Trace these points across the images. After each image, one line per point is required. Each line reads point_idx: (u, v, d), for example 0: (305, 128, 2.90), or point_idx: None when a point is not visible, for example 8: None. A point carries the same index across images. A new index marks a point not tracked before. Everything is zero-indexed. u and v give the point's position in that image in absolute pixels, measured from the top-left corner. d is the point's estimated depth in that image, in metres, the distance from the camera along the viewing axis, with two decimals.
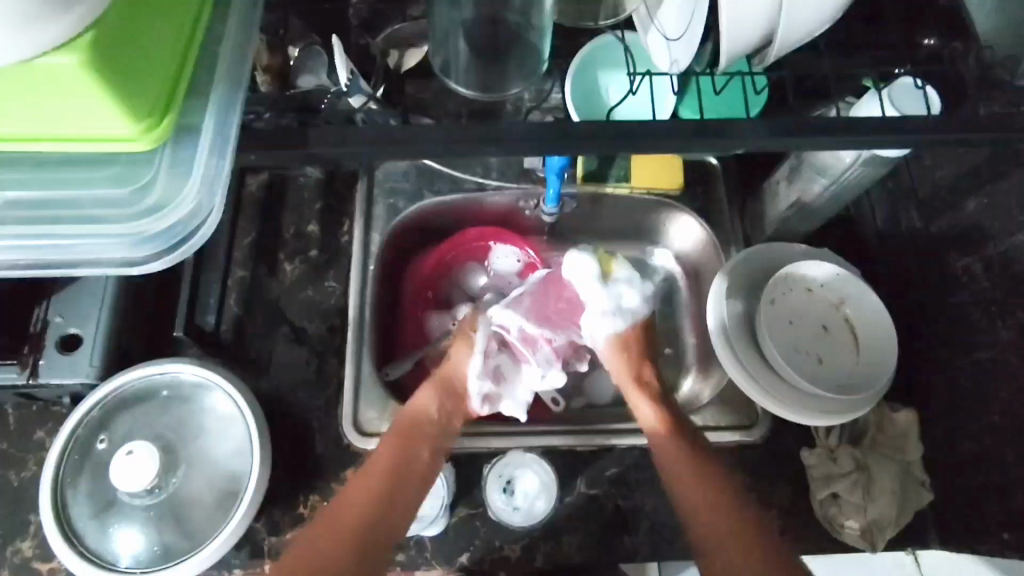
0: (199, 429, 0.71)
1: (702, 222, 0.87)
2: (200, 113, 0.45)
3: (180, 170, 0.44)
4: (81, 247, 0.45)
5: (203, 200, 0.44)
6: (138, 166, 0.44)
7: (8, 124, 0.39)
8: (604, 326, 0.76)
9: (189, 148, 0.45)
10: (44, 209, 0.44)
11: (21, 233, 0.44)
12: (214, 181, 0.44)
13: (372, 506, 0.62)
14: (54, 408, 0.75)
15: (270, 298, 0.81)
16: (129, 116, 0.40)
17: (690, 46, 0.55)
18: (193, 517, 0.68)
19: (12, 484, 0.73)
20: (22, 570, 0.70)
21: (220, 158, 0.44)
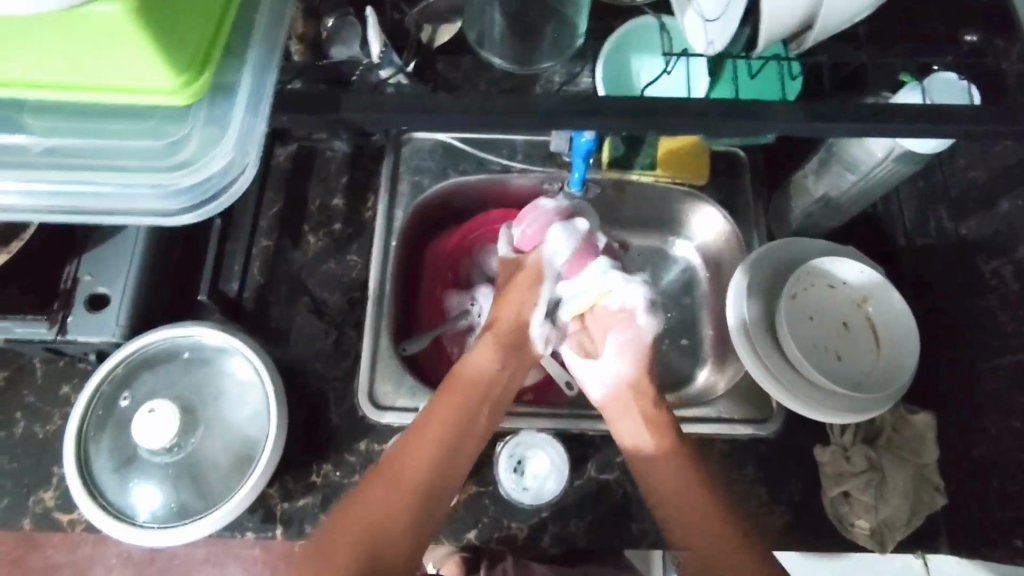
0: (219, 391, 0.73)
1: (727, 215, 0.86)
2: (236, 72, 0.46)
3: (214, 126, 0.45)
4: (120, 194, 0.46)
5: (237, 156, 0.45)
6: (174, 120, 0.45)
7: (54, 72, 0.40)
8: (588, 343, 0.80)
9: (224, 106, 0.45)
10: (83, 159, 0.45)
11: (62, 180, 0.45)
12: (248, 139, 0.45)
13: (432, 462, 0.66)
14: (80, 364, 0.77)
15: (292, 269, 0.82)
16: (171, 71, 0.40)
17: (727, 27, 0.54)
18: (209, 477, 0.70)
19: (37, 437, 0.75)
20: (43, 519, 0.72)
21: (255, 117, 0.45)
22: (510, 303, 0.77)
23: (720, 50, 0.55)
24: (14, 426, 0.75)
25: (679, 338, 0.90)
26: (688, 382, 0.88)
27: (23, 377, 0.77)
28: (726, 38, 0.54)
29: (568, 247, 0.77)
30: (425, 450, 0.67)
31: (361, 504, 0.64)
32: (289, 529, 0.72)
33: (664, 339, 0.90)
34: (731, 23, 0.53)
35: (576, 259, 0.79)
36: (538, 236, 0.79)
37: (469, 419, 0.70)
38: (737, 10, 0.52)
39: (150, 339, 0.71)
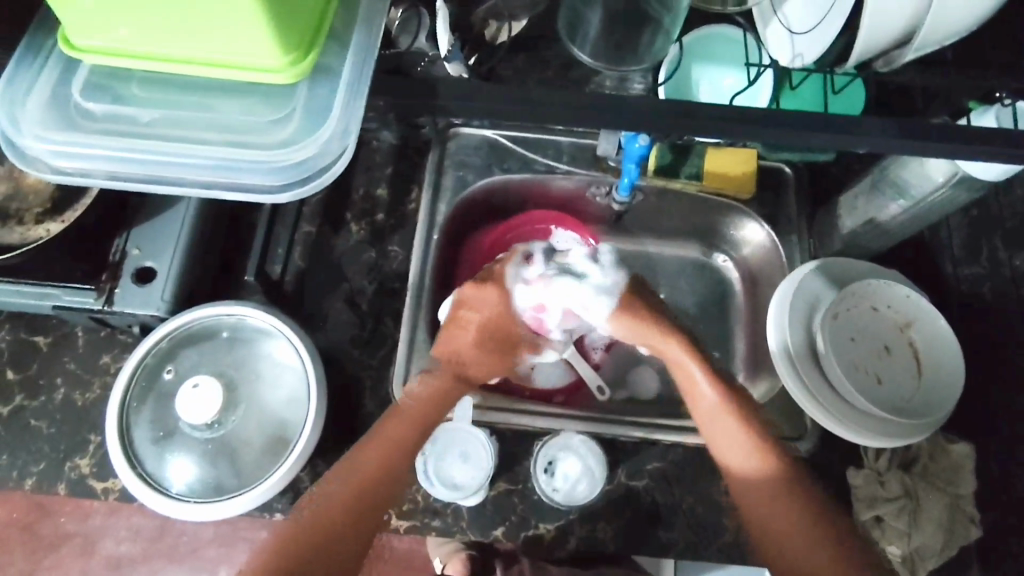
0: (260, 372, 0.73)
1: (770, 230, 0.85)
2: (337, 56, 0.46)
3: (314, 108, 0.46)
4: (210, 169, 0.46)
5: (335, 140, 0.45)
6: (274, 99, 0.46)
7: (164, 46, 0.40)
8: (597, 310, 0.70)
9: (325, 89, 0.46)
10: (184, 130, 0.45)
11: (160, 149, 0.45)
12: (348, 123, 0.45)
13: (409, 441, 0.66)
14: (121, 336, 0.78)
15: (333, 254, 0.82)
16: (282, 50, 0.40)
17: (818, 42, 0.58)
18: (245, 456, 0.70)
19: (75, 404, 0.76)
20: (78, 485, 0.73)
21: (354, 103, 0.45)
22: (455, 330, 0.70)
23: (808, 64, 0.59)
24: (53, 392, 0.76)
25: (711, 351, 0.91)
26: None
27: (64, 345, 0.78)
28: (816, 52, 0.58)
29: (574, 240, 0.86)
30: (401, 425, 0.66)
31: (342, 478, 0.63)
32: None
33: None
34: (824, 37, 0.57)
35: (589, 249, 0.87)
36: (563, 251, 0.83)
37: (446, 398, 0.69)
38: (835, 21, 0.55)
39: (197, 315, 0.72)
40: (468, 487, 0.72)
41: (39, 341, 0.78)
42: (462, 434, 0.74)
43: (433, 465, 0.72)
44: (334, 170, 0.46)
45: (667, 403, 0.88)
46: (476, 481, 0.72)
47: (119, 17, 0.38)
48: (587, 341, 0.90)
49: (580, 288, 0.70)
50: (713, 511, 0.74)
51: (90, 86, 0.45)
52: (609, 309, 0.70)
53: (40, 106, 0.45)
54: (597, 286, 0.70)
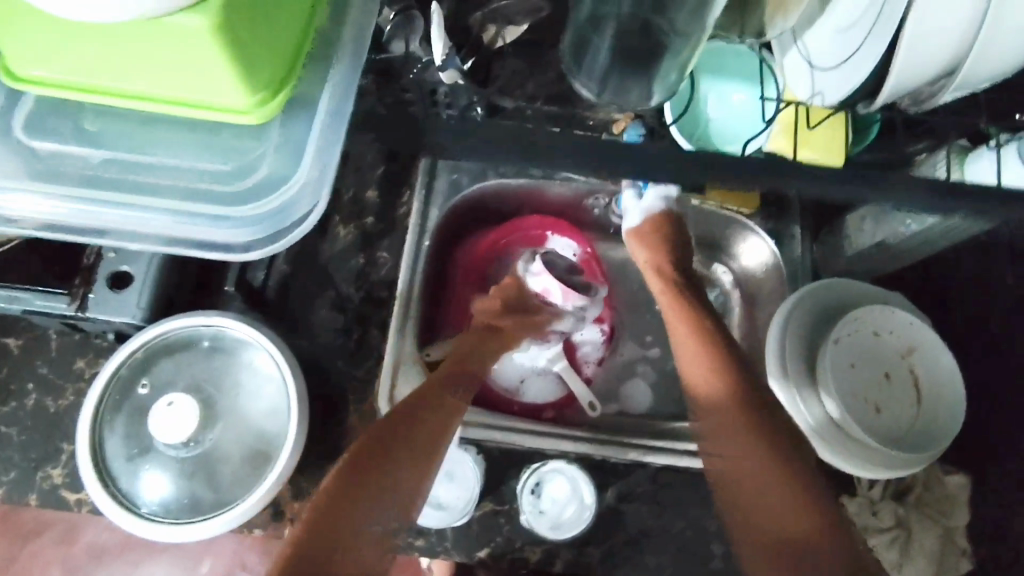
0: (239, 385, 0.70)
1: (773, 247, 0.82)
2: (315, 91, 0.47)
3: (287, 150, 0.47)
4: (171, 221, 0.47)
5: (305, 187, 0.47)
6: (244, 142, 0.47)
7: (131, 80, 0.39)
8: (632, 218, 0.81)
9: (302, 122, 0.47)
10: (147, 175, 0.46)
11: (122, 195, 0.46)
12: (321, 171, 0.47)
13: (397, 445, 0.61)
14: (96, 340, 0.75)
15: (320, 260, 0.79)
16: (248, 91, 0.40)
17: (843, 81, 0.57)
18: (225, 472, 0.68)
19: (48, 411, 0.73)
20: (50, 496, 0.71)
21: (327, 149, 0.47)
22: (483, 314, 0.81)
23: (830, 104, 0.58)
24: (25, 398, 0.73)
25: None
26: None
27: (37, 347, 0.75)
28: (837, 94, 0.57)
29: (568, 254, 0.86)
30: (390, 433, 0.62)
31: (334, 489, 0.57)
32: None
33: None
34: (848, 79, 0.56)
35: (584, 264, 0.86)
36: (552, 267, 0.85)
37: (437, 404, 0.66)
38: (858, 61, 0.55)
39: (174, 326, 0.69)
40: (457, 507, 0.70)
41: (11, 344, 0.75)
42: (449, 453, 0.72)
43: None
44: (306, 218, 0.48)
45: (659, 419, 0.87)
46: (463, 501, 0.70)
47: (85, 48, 0.38)
48: (580, 355, 0.88)
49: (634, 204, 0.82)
50: (702, 537, 0.73)
51: (49, 122, 0.46)
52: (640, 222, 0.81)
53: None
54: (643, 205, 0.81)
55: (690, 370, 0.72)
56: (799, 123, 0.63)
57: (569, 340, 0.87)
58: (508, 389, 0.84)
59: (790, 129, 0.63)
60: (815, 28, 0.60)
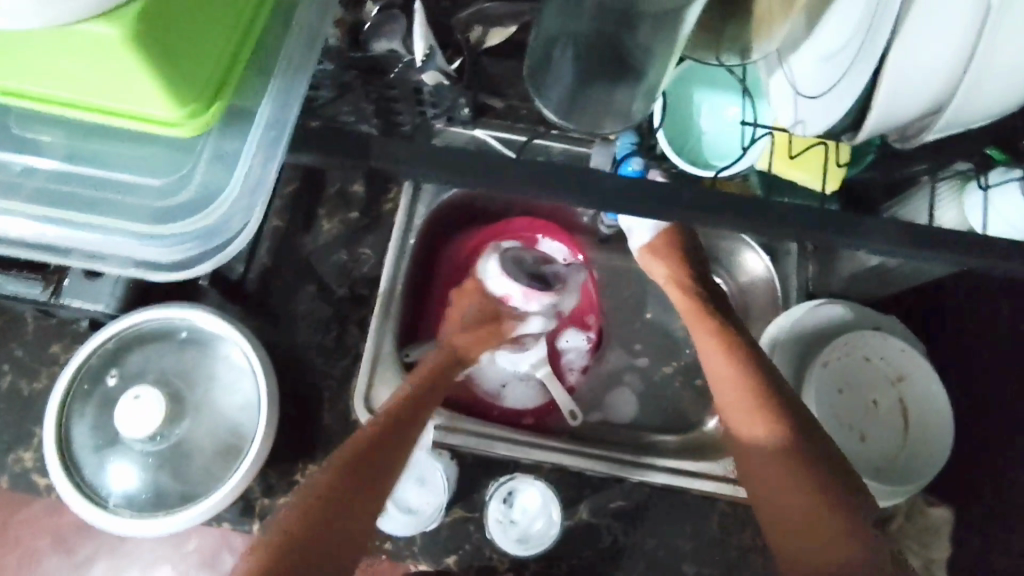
0: (211, 378, 0.70)
1: (768, 260, 0.82)
2: (255, 98, 0.45)
3: (221, 162, 0.45)
4: (92, 237, 0.45)
5: (242, 203, 0.44)
6: (176, 152, 0.45)
7: (49, 84, 0.38)
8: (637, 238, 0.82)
9: (238, 135, 0.45)
10: (72, 186, 0.44)
11: (44, 207, 0.44)
12: (255, 189, 0.44)
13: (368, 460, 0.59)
14: (72, 325, 0.74)
15: (302, 253, 0.78)
16: (175, 105, 0.39)
17: (824, 113, 0.54)
18: (192, 467, 0.67)
19: (22, 394, 0.72)
20: (20, 479, 0.70)
21: (267, 163, 0.44)
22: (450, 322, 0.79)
23: (811, 133, 0.56)
24: None
25: (693, 377, 0.87)
26: (698, 426, 0.85)
27: (14, 329, 0.74)
28: (818, 124, 0.55)
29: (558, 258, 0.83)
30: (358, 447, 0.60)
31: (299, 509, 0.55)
32: None
33: (676, 377, 0.87)
34: (828, 112, 0.54)
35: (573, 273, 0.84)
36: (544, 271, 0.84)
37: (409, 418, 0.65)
38: (840, 100, 0.52)
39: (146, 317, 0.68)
40: (425, 512, 0.69)
41: None
42: (421, 459, 0.71)
43: None
44: (243, 235, 0.45)
45: (642, 430, 0.85)
46: (431, 507, 0.69)
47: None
48: (564, 361, 0.87)
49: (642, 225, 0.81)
50: (675, 556, 0.72)
51: None
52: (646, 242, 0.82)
53: None
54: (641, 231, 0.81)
55: (740, 432, 0.64)
56: (784, 148, 0.65)
57: (553, 346, 0.86)
58: (489, 393, 0.83)
59: (777, 151, 0.65)
60: (803, 48, 0.56)
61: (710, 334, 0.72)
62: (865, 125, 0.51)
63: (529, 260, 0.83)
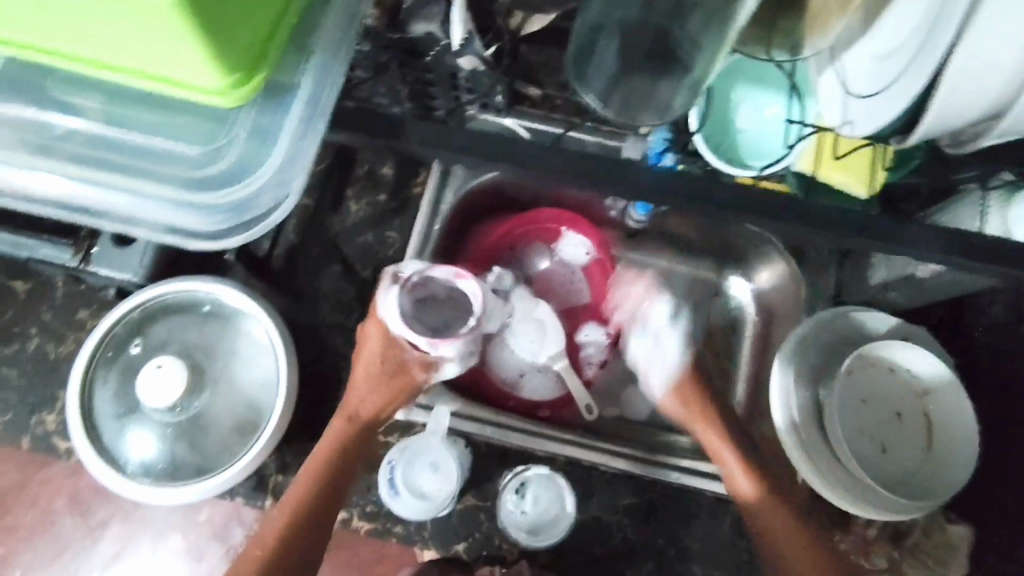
0: (232, 353, 0.70)
1: (794, 266, 0.80)
2: (293, 72, 0.45)
3: (257, 136, 0.46)
4: (127, 203, 0.47)
5: (276, 180, 0.46)
6: (211, 122, 0.45)
7: (95, 46, 0.38)
8: (659, 372, 0.78)
9: (275, 110, 0.45)
10: (107, 151, 0.46)
11: (82, 170, 0.46)
12: (289, 168, 0.46)
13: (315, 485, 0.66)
14: (100, 292, 0.75)
15: (328, 233, 0.78)
16: (220, 75, 0.39)
17: (875, 112, 0.56)
18: (210, 439, 0.68)
19: (48, 357, 0.74)
20: (43, 441, 0.72)
21: (305, 141, 0.45)
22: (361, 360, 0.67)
23: (861, 133, 0.58)
24: (27, 342, 0.74)
25: None
26: None
27: (42, 292, 0.75)
28: (870, 124, 0.57)
29: (580, 252, 0.86)
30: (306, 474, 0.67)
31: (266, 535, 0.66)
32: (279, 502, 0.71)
33: None
34: (879, 114, 0.55)
35: (594, 268, 0.86)
36: (560, 267, 0.87)
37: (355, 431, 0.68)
38: (892, 103, 0.54)
39: (170, 289, 0.68)
40: (438, 498, 0.69)
41: (18, 287, 0.75)
42: (431, 444, 0.69)
43: (399, 473, 0.69)
44: (275, 212, 0.47)
45: (657, 429, 0.85)
46: (443, 493, 0.69)
47: (46, 11, 0.36)
48: (582, 355, 0.86)
49: (664, 332, 0.79)
50: (684, 557, 0.71)
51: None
52: (674, 364, 0.77)
53: None
54: (669, 339, 0.78)
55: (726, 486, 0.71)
56: (827, 149, 0.64)
57: (572, 339, 0.86)
58: (506, 382, 0.82)
59: (818, 152, 0.64)
60: (857, 48, 0.58)
61: (688, 407, 0.76)
62: (916, 131, 0.51)
63: (440, 295, 0.61)
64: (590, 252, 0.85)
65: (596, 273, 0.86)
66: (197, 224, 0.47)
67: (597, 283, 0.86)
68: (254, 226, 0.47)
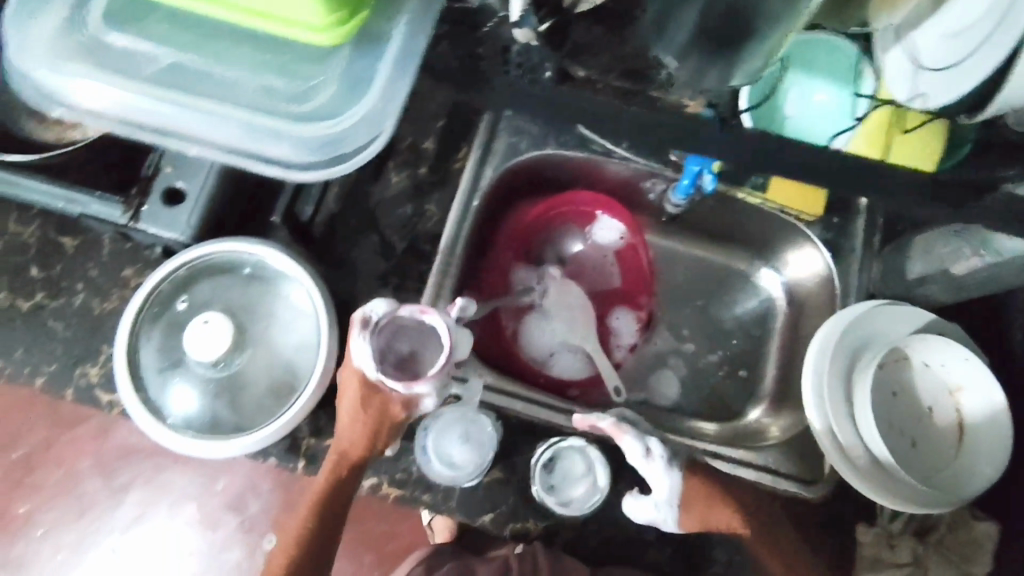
0: (273, 315, 0.72)
1: (828, 260, 0.80)
2: (388, 25, 0.54)
3: (352, 76, 0.54)
4: (231, 132, 0.53)
5: (373, 114, 0.54)
6: (313, 63, 0.54)
7: None
8: (647, 510, 0.68)
9: (370, 57, 0.54)
10: (214, 85, 0.53)
11: (192, 100, 0.52)
12: (385, 104, 0.54)
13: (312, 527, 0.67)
14: (146, 251, 0.77)
15: (368, 203, 0.78)
16: (327, 12, 0.47)
17: (949, 86, 0.59)
18: (250, 397, 0.70)
19: (93, 311, 0.76)
20: (86, 392, 0.74)
21: (398, 80, 0.54)
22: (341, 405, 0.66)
23: (932, 105, 0.61)
24: (74, 296, 0.76)
25: (739, 368, 0.87)
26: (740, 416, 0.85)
27: (90, 249, 0.77)
28: (942, 98, 0.60)
29: (614, 234, 0.86)
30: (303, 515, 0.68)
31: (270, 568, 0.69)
32: (311, 464, 0.72)
33: (722, 366, 0.88)
34: (954, 86, 0.58)
35: (626, 249, 0.87)
36: (594, 252, 0.89)
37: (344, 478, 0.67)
38: (966, 77, 0.57)
39: (214, 250, 0.69)
40: (469, 467, 0.70)
41: (66, 243, 0.77)
42: (465, 416, 0.72)
43: (432, 440, 0.70)
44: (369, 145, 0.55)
45: (682, 415, 0.86)
46: (474, 462, 0.70)
47: None
48: (614, 338, 0.88)
49: (648, 459, 0.68)
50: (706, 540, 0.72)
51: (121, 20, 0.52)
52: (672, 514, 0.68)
53: (60, 33, 0.52)
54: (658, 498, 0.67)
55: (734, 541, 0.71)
56: (885, 128, 0.69)
57: (605, 322, 0.88)
58: (538, 361, 0.85)
59: (877, 132, 0.69)
60: (924, 28, 0.62)
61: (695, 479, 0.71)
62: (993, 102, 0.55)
63: (409, 325, 0.66)
64: (625, 236, 0.86)
65: (629, 255, 0.87)
66: (297, 155, 0.54)
67: (632, 264, 0.87)
68: (344, 160, 0.55)
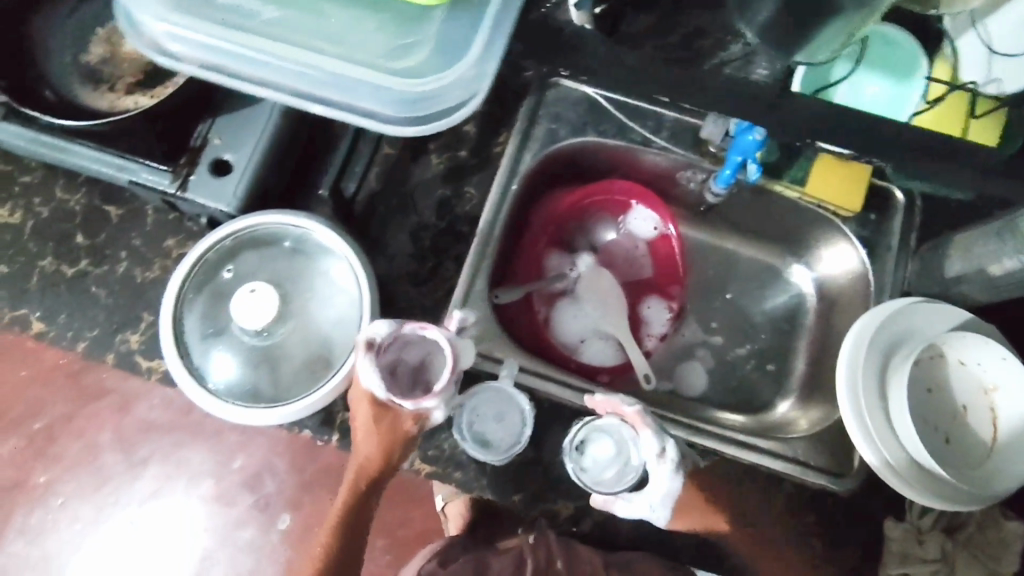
0: (314, 289, 0.72)
1: (863, 257, 0.80)
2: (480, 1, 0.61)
3: (444, 44, 0.61)
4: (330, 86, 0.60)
5: (462, 79, 0.60)
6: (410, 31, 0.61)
7: None
8: (639, 507, 0.67)
9: (461, 26, 0.60)
10: (319, 44, 0.60)
11: (296, 56, 0.59)
12: (473, 74, 0.61)
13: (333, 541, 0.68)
14: (188, 223, 0.78)
15: (408, 183, 0.79)
16: None
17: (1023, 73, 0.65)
18: (288, 367, 0.71)
19: (135, 280, 0.77)
20: (126, 358, 0.75)
21: (486, 53, 0.61)
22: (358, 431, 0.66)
23: (1008, 89, 0.67)
24: (117, 264, 0.77)
25: (766, 362, 0.88)
26: (767, 410, 0.85)
27: (134, 219, 0.78)
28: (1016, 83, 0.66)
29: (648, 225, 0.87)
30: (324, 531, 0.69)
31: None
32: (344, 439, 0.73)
33: (750, 359, 0.88)
34: None
35: (661, 240, 0.87)
36: (627, 241, 0.90)
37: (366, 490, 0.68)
38: None
39: (260, 221, 0.70)
40: (505, 444, 0.71)
41: (111, 212, 0.78)
42: (497, 396, 0.72)
43: (466, 419, 0.71)
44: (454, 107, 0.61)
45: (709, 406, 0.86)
46: (509, 440, 0.71)
47: None
48: (644, 327, 0.89)
49: (655, 456, 0.68)
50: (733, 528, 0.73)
51: None
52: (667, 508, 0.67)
53: None
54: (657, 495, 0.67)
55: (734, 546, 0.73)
56: (961, 109, 0.71)
57: (636, 311, 0.89)
58: (568, 347, 0.86)
59: (950, 115, 0.71)
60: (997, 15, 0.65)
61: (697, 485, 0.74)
62: None
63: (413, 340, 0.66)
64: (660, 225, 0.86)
65: (662, 246, 0.87)
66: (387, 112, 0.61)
67: (667, 254, 0.86)
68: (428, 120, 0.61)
